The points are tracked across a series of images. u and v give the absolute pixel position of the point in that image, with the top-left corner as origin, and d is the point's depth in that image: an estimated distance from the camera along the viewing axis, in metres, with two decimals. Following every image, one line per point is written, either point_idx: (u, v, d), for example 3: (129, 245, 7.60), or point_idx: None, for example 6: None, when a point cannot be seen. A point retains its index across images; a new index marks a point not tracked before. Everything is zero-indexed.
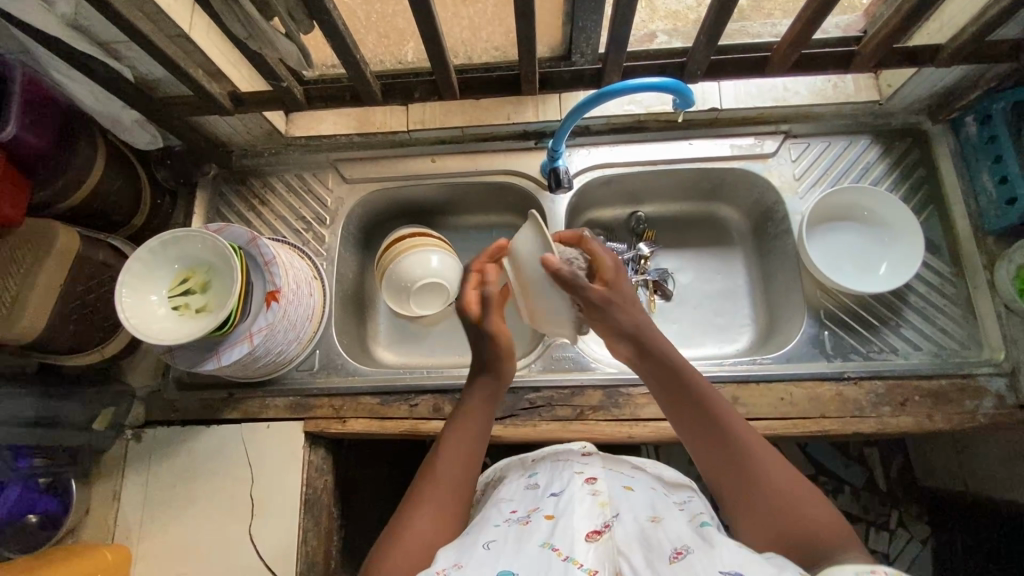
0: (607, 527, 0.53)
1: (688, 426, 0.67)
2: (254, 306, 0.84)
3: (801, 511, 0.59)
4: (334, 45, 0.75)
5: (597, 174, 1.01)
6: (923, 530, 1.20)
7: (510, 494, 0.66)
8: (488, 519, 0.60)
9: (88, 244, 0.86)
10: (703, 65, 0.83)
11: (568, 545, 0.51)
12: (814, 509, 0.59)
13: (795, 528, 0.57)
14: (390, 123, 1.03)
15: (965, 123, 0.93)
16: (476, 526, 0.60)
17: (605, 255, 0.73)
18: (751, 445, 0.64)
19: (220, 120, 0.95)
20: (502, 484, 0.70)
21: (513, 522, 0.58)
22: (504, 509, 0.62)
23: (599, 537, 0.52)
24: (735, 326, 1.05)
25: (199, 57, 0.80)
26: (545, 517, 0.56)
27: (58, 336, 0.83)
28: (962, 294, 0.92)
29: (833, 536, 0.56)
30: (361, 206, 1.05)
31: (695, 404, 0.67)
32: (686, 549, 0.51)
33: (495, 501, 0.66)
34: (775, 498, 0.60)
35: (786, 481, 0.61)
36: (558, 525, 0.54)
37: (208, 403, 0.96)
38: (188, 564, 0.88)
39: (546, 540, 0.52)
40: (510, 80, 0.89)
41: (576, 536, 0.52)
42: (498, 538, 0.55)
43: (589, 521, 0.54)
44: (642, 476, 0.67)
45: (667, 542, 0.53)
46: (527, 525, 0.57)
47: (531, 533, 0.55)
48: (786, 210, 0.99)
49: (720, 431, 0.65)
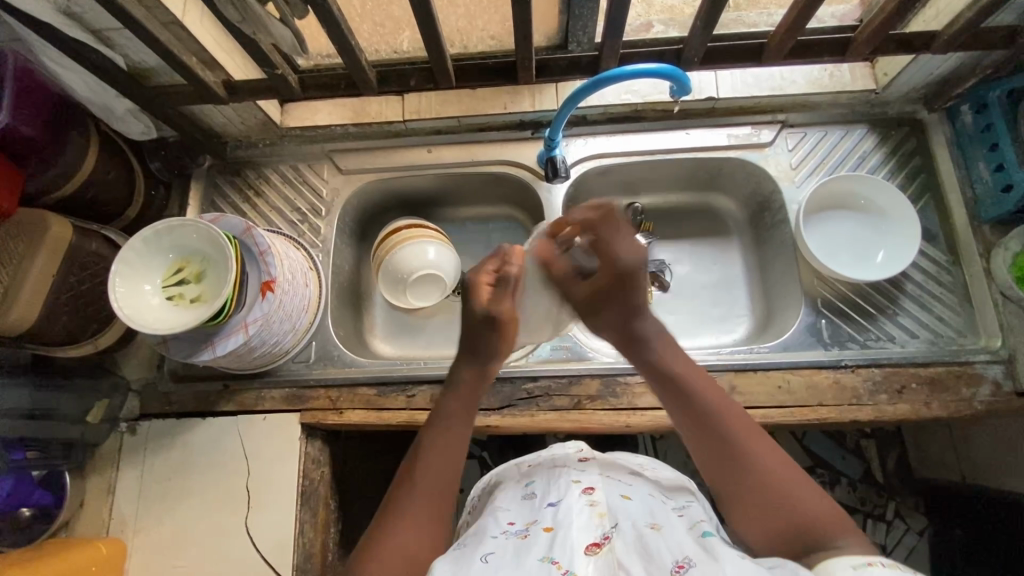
0: (606, 539, 0.53)
1: (679, 412, 0.68)
2: (249, 298, 0.83)
3: (791, 497, 0.60)
4: (329, 32, 0.74)
5: (593, 164, 1.01)
6: (920, 522, 1.20)
7: (507, 504, 0.65)
8: (485, 532, 0.60)
9: (81, 234, 0.85)
10: (700, 53, 0.83)
11: (568, 558, 0.51)
12: (804, 494, 0.60)
13: (786, 516, 0.59)
14: (386, 114, 1.02)
15: (960, 112, 0.94)
16: (473, 538, 0.59)
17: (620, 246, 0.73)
18: (742, 431, 0.65)
19: (215, 110, 0.94)
20: (496, 494, 0.70)
21: (511, 535, 0.57)
22: (501, 520, 0.62)
23: (599, 549, 0.52)
24: (733, 316, 1.05)
25: (193, 44, 0.79)
26: (543, 530, 0.56)
27: (51, 327, 0.82)
28: (958, 281, 0.92)
29: (826, 523, 0.58)
30: (358, 198, 1.05)
31: (688, 390, 0.68)
32: (688, 562, 0.50)
33: (492, 510, 0.65)
34: (765, 487, 0.61)
35: (776, 467, 0.62)
36: (557, 537, 0.54)
37: (204, 395, 0.95)
38: (184, 557, 0.88)
39: (545, 554, 0.52)
40: (506, 69, 0.89)
41: (575, 549, 0.52)
42: (496, 552, 0.54)
43: (588, 533, 0.54)
44: (641, 483, 0.67)
45: (668, 554, 0.51)
46: (525, 538, 0.56)
47: (530, 545, 0.54)
48: (783, 199, 0.98)
49: (711, 417, 0.66)
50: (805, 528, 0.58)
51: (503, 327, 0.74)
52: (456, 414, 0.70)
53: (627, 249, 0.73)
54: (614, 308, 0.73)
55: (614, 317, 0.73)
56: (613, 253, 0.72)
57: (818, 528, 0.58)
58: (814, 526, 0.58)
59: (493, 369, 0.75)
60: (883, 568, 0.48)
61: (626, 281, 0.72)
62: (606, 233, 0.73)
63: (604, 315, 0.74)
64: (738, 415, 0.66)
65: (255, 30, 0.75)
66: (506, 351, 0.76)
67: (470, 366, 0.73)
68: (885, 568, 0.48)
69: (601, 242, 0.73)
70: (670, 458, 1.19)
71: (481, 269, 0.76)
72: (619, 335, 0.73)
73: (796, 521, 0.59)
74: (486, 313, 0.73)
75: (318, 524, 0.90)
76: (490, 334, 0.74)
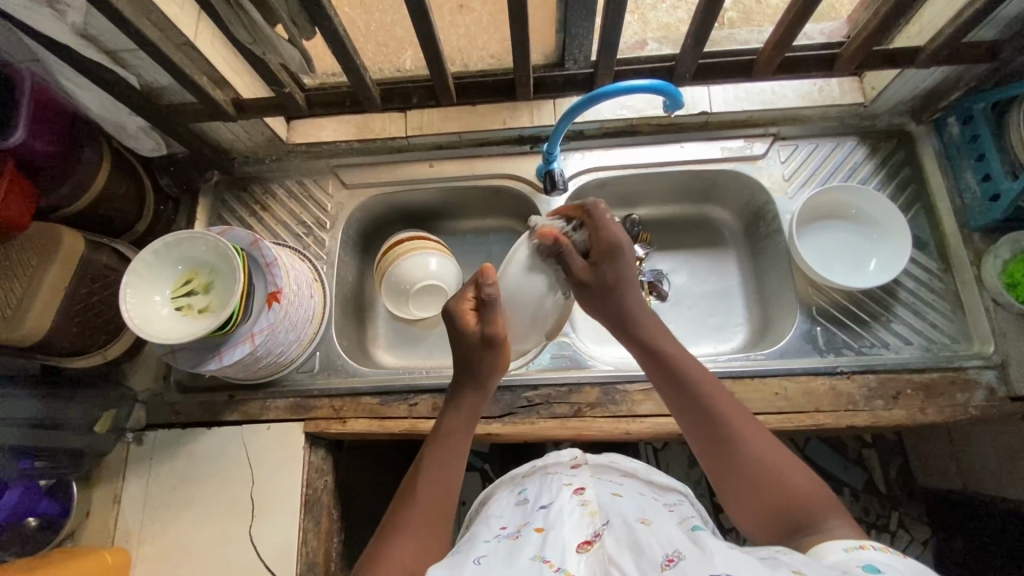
0: (597, 536, 0.54)
1: (673, 396, 0.70)
2: (255, 308, 0.85)
3: (788, 481, 0.62)
4: (336, 53, 0.77)
5: (591, 178, 1.03)
6: (923, 532, 1.20)
7: (500, 511, 0.67)
8: (478, 536, 0.61)
9: (92, 247, 0.88)
10: (692, 69, 0.86)
11: (560, 556, 0.52)
12: (794, 475, 0.62)
13: (787, 501, 0.61)
14: (389, 130, 1.05)
15: (947, 124, 0.96)
16: (467, 543, 0.61)
17: (606, 229, 0.75)
18: (731, 408, 0.67)
19: (223, 127, 0.97)
20: (491, 501, 0.71)
21: (504, 538, 0.59)
22: (495, 525, 0.63)
23: (589, 547, 0.53)
24: (729, 325, 1.06)
25: (204, 64, 0.83)
26: (535, 531, 0.57)
27: (60, 338, 0.84)
28: (949, 288, 0.94)
29: (813, 501, 0.60)
30: (361, 211, 1.07)
31: (679, 374, 0.70)
32: (678, 555, 0.49)
33: (485, 517, 0.67)
34: (761, 469, 0.63)
35: (772, 454, 0.64)
36: (549, 537, 0.55)
37: (209, 405, 0.96)
38: (188, 566, 0.88)
39: (537, 553, 0.53)
40: (505, 86, 0.92)
41: (567, 547, 0.54)
42: (489, 553, 0.55)
43: (579, 532, 0.55)
44: (632, 483, 0.68)
45: (658, 547, 0.51)
46: (516, 539, 0.57)
47: (522, 546, 0.55)
48: (776, 210, 1.01)
49: (704, 397, 0.68)
50: (797, 508, 0.60)
51: (496, 346, 0.73)
52: (454, 432, 0.71)
53: (614, 230, 0.75)
54: (601, 291, 0.74)
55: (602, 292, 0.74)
56: (605, 236, 0.75)
57: (812, 506, 0.60)
58: (808, 507, 0.60)
59: (493, 382, 0.75)
60: (873, 551, 0.51)
61: (615, 262, 0.74)
62: (602, 217, 0.76)
63: (597, 297, 0.75)
64: (728, 400, 0.68)
65: (264, 50, 0.79)
66: (502, 369, 0.76)
67: (472, 388, 0.73)
68: (875, 551, 0.51)
69: (594, 230, 0.75)
70: (672, 468, 1.19)
71: (463, 295, 0.76)
72: (610, 315, 0.75)
73: (787, 501, 0.61)
74: (479, 336, 0.72)
75: (321, 532, 0.90)
76: (486, 356, 0.73)
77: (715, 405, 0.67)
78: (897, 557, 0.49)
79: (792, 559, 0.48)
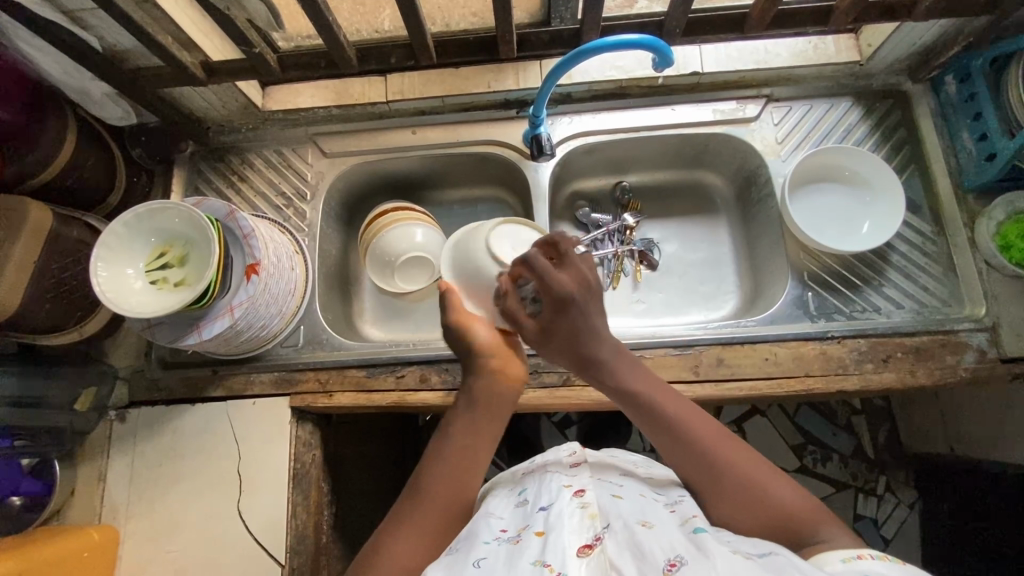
0: (598, 540, 0.54)
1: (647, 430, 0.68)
2: (233, 280, 0.82)
3: (775, 499, 0.61)
4: (306, 9, 0.73)
5: (578, 143, 1.00)
6: (910, 495, 1.22)
7: (499, 510, 0.65)
8: (477, 535, 0.60)
9: (62, 220, 0.84)
10: (682, 24, 0.82)
11: (559, 561, 0.52)
12: (780, 489, 0.62)
13: (777, 518, 0.61)
14: (368, 95, 1.01)
15: (944, 82, 0.94)
16: (465, 543, 0.59)
17: (550, 279, 0.69)
18: (714, 438, 0.65)
19: (194, 93, 0.93)
20: (489, 499, 0.70)
21: (503, 541, 0.58)
22: (494, 526, 0.62)
23: (590, 551, 0.53)
24: (721, 293, 1.05)
25: (168, 23, 0.78)
26: (535, 534, 0.56)
27: (33, 314, 0.81)
28: (943, 251, 0.93)
29: (808, 517, 0.60)
30: (342, 181, 1.04)
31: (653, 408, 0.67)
32: (680, 560, 0.50)
33: (483, 514, 0.65)
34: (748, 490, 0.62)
35: (760, 473, 0.63)
36: (548, 541, 0.54)
37: (193, 381, 0.94)
38: (176, 541, 0.88)
39: (538, 558, 0.52)
40: (488, 44, 0.89)
41: (567, 552, 0.53)
42: (488, 558, 0.55)
43: (580, 535, 0.55)
44: (632, 483, 0.67)
45: (660, 551, 0.51)
46: (517, 543, 0.56)
47: (522, 550, 0.54)
48: (769, 173, 0.98)
49: (682, 436, 0.65)
50: (789, 526, 0.60)
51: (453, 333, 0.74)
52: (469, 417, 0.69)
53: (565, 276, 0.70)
54: (559, 334, 0.69)
55: (562, 337, 0.69)
56: (556, 285, 0.69)
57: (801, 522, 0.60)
58: (798, 523, 0.60)
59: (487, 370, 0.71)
60: (872, 561, 0.50)
61: (568, 306, 0.69)
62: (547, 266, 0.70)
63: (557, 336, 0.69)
64: (710, 428, 0.66)
65: (228, 5, 0.74)
66: (487, 355, 0.72)
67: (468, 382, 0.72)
68: (874, 560, 0.50)
69: (543, 279, 0.70)
70: None
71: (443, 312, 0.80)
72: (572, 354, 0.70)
73: (780, 521, 0.60)
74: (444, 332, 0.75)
75: (310, 506, 0.90)
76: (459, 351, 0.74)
77: (699, 441, 0.65)
78: (896, 567, 0.49)
79: (797, 561, 0.49)
